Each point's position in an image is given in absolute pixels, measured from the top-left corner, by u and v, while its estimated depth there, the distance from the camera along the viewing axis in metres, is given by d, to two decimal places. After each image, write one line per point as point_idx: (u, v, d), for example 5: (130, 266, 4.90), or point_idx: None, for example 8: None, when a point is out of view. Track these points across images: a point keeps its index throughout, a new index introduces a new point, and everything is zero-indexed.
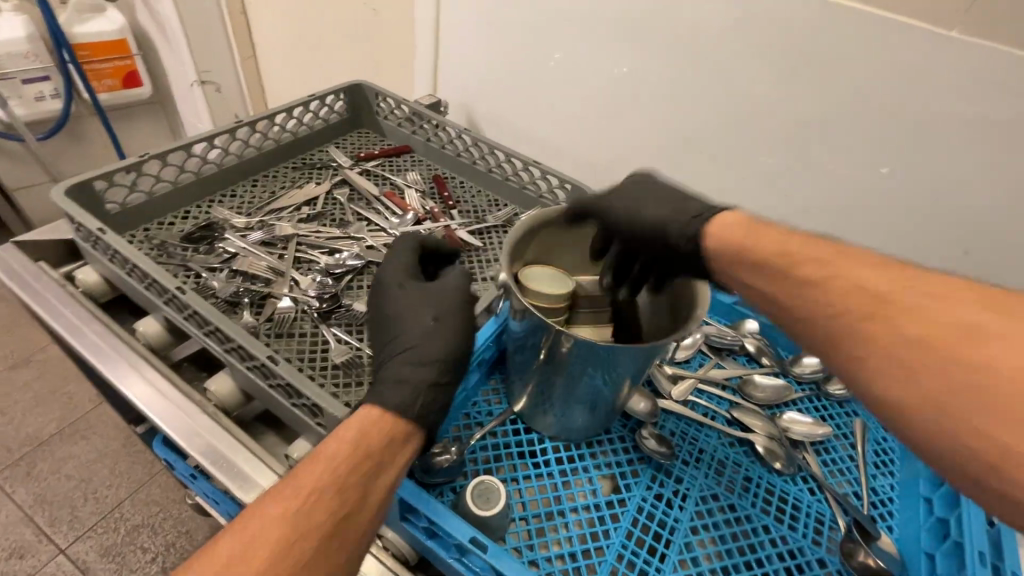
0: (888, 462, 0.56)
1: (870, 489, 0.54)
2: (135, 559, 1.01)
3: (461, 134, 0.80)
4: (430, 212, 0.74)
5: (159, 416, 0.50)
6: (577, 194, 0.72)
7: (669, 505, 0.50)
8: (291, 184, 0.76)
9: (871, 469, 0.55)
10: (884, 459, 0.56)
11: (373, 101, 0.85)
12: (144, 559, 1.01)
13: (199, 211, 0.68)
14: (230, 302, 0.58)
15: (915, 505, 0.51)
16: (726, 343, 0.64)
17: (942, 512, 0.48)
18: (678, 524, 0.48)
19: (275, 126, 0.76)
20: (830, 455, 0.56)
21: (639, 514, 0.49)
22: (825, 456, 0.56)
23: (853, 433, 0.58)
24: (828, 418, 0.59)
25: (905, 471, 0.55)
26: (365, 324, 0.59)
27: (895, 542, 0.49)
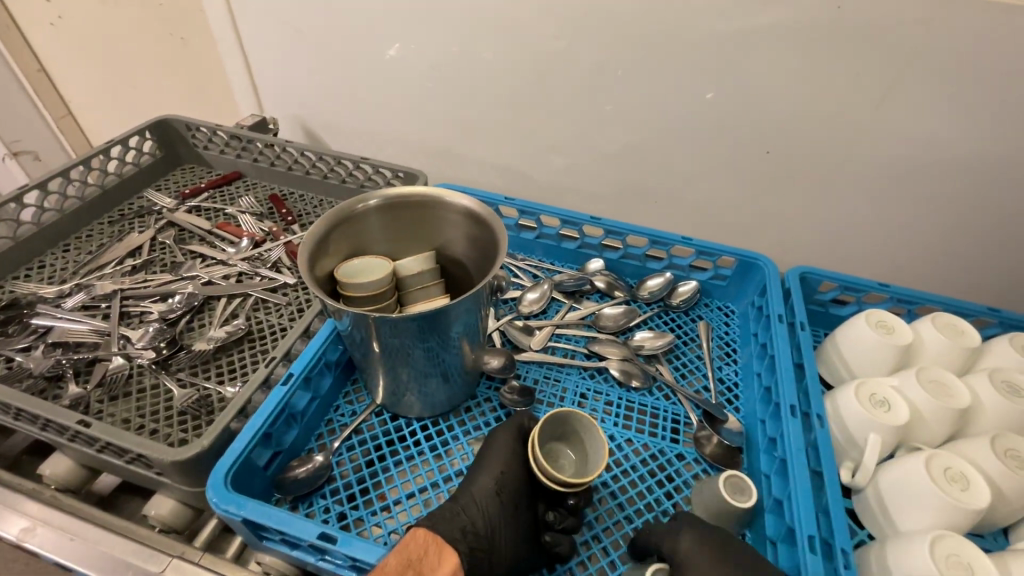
0: (732, 351, 0.62)
1: (718, 380, 0.59)
2: None
3: (286, 148, 0.78)
4: (269, 232, 0.72)
5: None
6: (411, 179, 0.73)
7: None
8: (110, 239, 0.71)
9: (718, 362, 0.61)
10: (727, 349, 0.62)
11: (186, 134, 0.81)
12: None
13: (3, 292, 0.63)
14: (51, 378, 0.53)
15: (753, 382, 0.57)
16: (577, 286, 0.67)
17: (767, 381, 0.54)
18: None
19: (74, 183, 0.70)
20: (681, 360, 0.61)
21: None
22: (678, 362, 0.61)
23: (698, 336, 0.63)
24: (675, 328, 0.64)
25: (744, 355, 0.61)
26: (212, 361, 0.57)
27: (741, 419, 0.55)
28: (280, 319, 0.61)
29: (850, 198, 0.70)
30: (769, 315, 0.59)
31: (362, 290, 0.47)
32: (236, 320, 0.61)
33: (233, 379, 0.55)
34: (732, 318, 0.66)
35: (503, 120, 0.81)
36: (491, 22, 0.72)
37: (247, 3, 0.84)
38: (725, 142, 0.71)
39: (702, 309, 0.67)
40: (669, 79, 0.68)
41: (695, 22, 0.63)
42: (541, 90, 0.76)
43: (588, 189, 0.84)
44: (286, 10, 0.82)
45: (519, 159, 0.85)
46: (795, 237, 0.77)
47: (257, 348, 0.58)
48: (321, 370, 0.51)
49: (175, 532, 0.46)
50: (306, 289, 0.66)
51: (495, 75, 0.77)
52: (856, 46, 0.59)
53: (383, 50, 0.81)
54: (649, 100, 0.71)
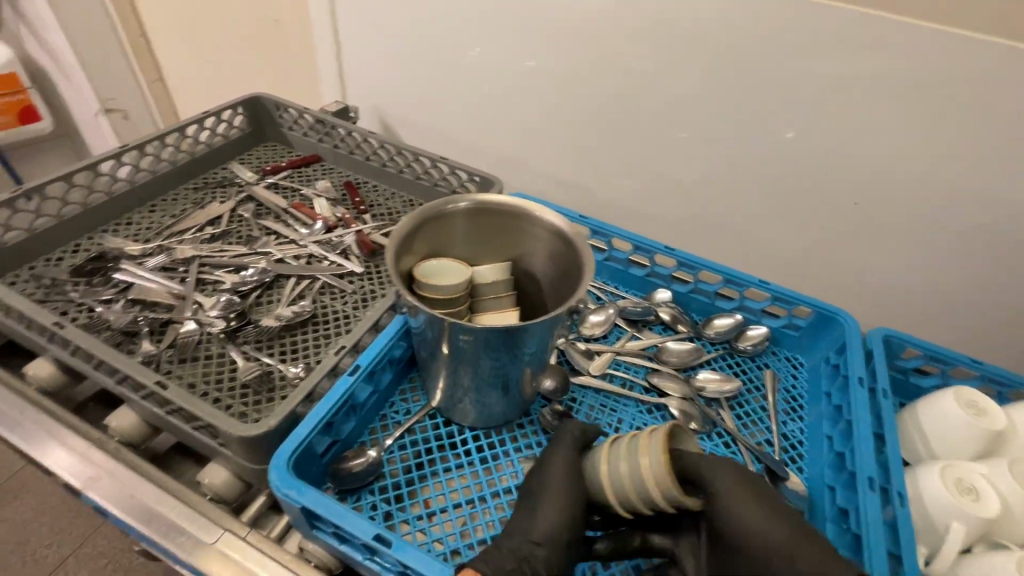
0: (798, 407, 0.59)
1: (781, 435, 0.56)
2: None
3: (367, 138, 0.79)
4: (342, 219, 0.73)
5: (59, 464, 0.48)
6: (486, 185, 0.73)
7: None
8: (194, 204, 0.73)
9: (782, 416, 0.58)
10: (793, 405, 0.59)
11: (275, 113, 0.83)
12: None
13: (92, 243, 0.65)
14: (127, 333, 0.55)
15: (820, 443, 0.54)
16: (641, 315, 0.65)
17: (840, 446, 0.51)
18: None
19: (168, 147, 0.73)
20: (744, 408, 0.58)
21: None
22: (739, 410, 0.58)
23: (764, 385, 0.61)
24: (740, 374, 0.61)
25: (813, 413, 0.58)
26: (277, 338, 0.58)
27: (805, 481, 0.52)
28: (344, 306, 0.62)
29: (942, 264, 0.66)
30: (848, 376, 0.56)
31: (437, 291, 0.47)
32: (303, 301, 0.62)
33: (295, 360, 0.56)
34: (800, 372, 0.63)
35: (581, 136, 0.81)
36: (588, 36, 0.71)
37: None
38: (814, 189, 0.68)
39: (769, 357, 0.64)
40: (765, 116, 0.66)
41: (804, 60, 0.60)
42: (626, 113, 0.74)
43: (657, 216, 0.82)
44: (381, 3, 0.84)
45: (591, 177, 0.84)
46: (874, 296, 0.73)
47: (321, 332, 0.59)
48: (388, 362, 0.51)
49: (225, 501, 0.47)
50: (371, 281, 0.66)
51: (580, 90, 0.76)
52: (982, 106, 0.55)
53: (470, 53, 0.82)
54: (738, 136, 0.69)
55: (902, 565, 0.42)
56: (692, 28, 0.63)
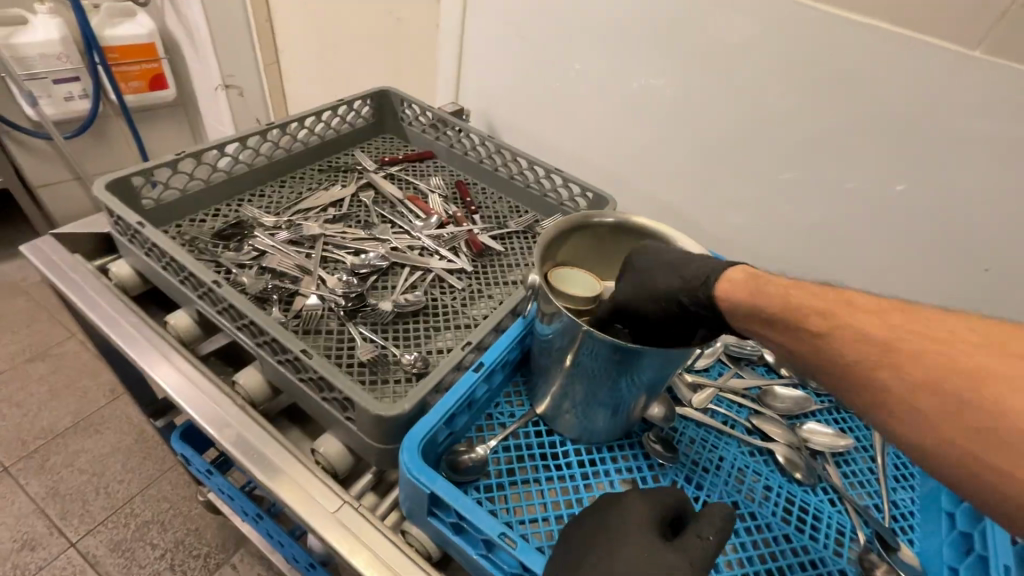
0: (909, 476, 0.56)
1: (891, 503, 0.53)
2: (144, 555, 1.08)
3: (484, 142, 0.81)
4: (453, 216, 0.75)
5: (188, 408, 0.51)
6: (598, 202, 0.73)
7: None
8: (318, 185, 0.77)
9: (893, 482, 0.55)
10: (905, 473, 0.56)
11: (399, 108, 0.87)
12: (153, 556, 1.09)
13: (229, 210, 0.70)
14: (260, 298, 0.59)
15: (937, 519, 0.51)
16: (746, 354, 0.64)
17: (965, 525, 0.48)
18: None
19: (304, 129, 0.78)
20: (851, 467, 0.56)
21: None
22: (846, 468, 0.56)
23: (873, 446, 0.58)
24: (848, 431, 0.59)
25: (927, 485, 0.54)
26: (390, 323, 0.60)
27: (917, 555, 0.49)
28: (453, 302, 0.64)
29: None
30: None
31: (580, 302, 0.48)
32: (416, 291, 0.64)
33: (408, 346, 0.58)
34: None
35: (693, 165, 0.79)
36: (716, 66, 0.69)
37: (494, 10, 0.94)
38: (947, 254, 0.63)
39: None
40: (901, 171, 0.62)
41: (957, 119, 0.56)
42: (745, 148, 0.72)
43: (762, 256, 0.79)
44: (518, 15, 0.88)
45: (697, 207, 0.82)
46: None
47: (432, 323, 0.61)
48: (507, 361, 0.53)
49: (333, 473, 0.49)
50: (479, 280, 0.68)
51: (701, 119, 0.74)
52: None
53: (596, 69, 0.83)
54: (866, 187, 0.65)
55: None
56: (835, 73, 0.61)
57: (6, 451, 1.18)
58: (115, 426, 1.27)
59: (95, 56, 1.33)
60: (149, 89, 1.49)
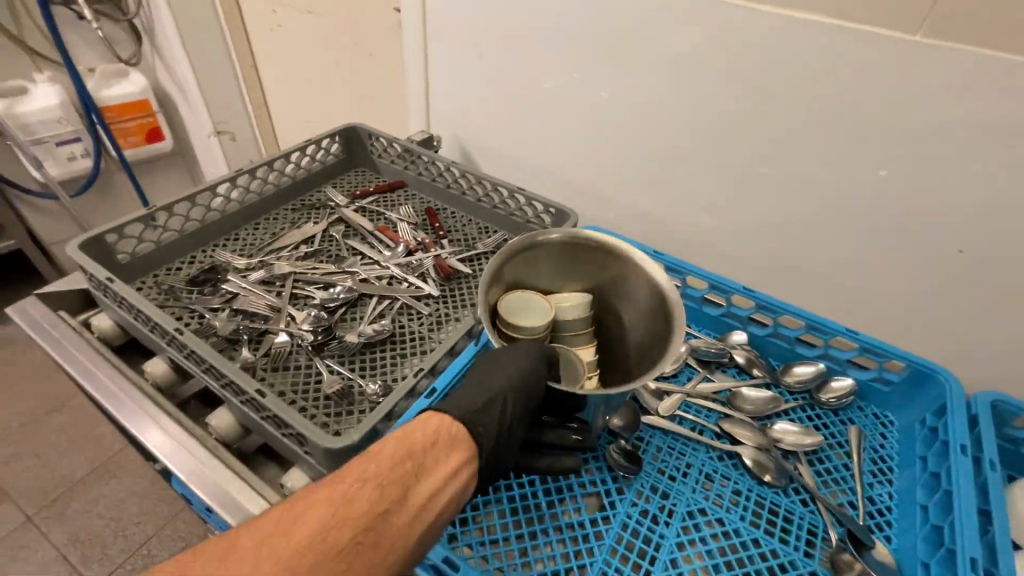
0: (887, 469, 0.55)
1: (867, 499, 0.52)
2: None
3: (449, 168, 0.83)
4: (422, 243, 0.77)
5: (161, 453, 0.53)
6: (561, 217, 0.74)
7: (655, 521, 0.50)
8: (291, 224, 0.80)
9: (869, 478, 0.54)
10: (881, 467, 0.55)
11: (367, 141, 0.90)
12: None
13: (205, 256, 0.73)
14: (230, 339, 0.61)
15: (912, 513, 0.50)
16: (715, 357, 0.64)
17: (937, 518, 0.47)
18: (664, 541, 0.48)
19: (275, 172, 0.81)
20: (825, 464, 0.55)
21: (624, 531, 0.49)
22: (819, 466, 0.55)
23: (848, 442, 0.57)
24: (822, 428, 0.58)
25: (904, 479, 0.53)
26: (357, 354, 0.62)
27: (892, 552, 0.48)
28: (420, 328, 0.65)
29: None
30: (948, 442, 0.51)
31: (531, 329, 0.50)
32: (383, 320, 0.66)
33: (374, 376, 0.59)
34: (890, 431, 0.58)
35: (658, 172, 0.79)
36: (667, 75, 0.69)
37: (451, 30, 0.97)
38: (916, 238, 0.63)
39: (854, 412, 0.60)
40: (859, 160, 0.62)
41: (905, 105, 0.56)
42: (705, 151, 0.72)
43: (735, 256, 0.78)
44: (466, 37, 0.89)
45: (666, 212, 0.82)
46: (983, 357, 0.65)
47: (398, 351, 0.62)
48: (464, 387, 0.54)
49: None
50: (447, 304, 0.69)
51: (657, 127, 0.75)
52: None
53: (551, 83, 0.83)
54: (828, 180, 0.65)
55: None
56: (780, 71, 0.61)
57: (29, 502, 1.23)
58: (130, 470, 1.30)
59: (93, 116, 1.40)
60: (146, 142, 1.55)
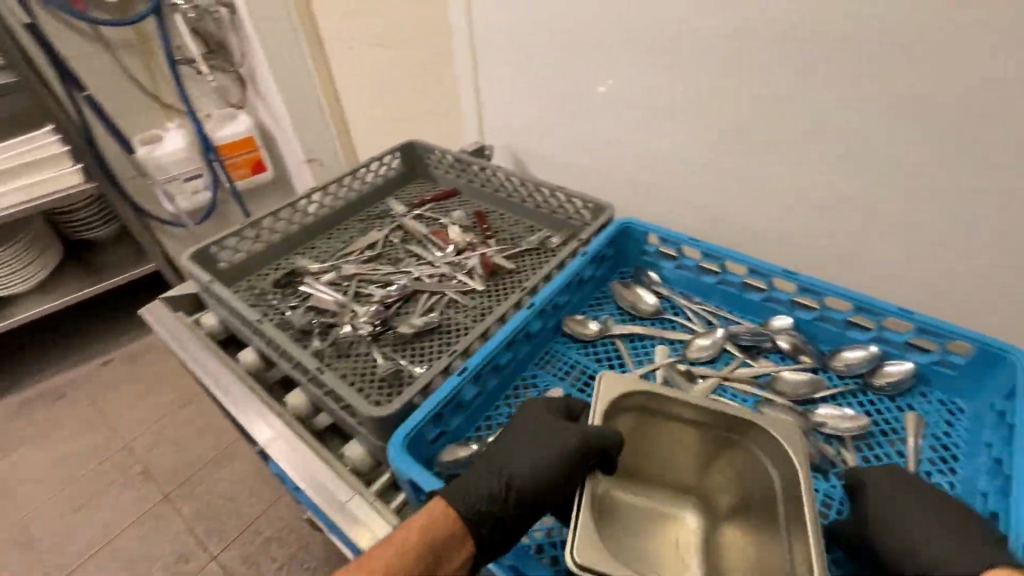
0: (956, 404, 0.55)
1: (935, 434, 0.53)
2: (266, 566, 1.15)
3: (498, 173, 0.89)
4: (470, 243, 0.83)
5: (238, 404, 0.63)
6: (600, 212, 0.78)
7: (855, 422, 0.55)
8: (358, 233, 0.89)
9: (937, 404, 0.55)
10: (948, 417, 0.54)
11: (425, 156, 0.98)
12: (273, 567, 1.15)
13: (288, 263, 0.84)
14: (305, 331, 0.70)
15: (977, 452, 0.50)
16: (817, 299, 0.61)
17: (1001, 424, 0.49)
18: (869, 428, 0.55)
19: (343, 187, 0.91)
20: (871, 399, 0.57)
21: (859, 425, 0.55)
22: (865, 397, 0.57)
23: (905, 358, 0.57)
24: (884, 335, 0.58)
25: (974, 406, 0.54)
26: (408, 344, 0.68)
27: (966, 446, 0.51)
28: (466, 319, 0.71)
29: None
30: (1013, 425, 0.47)
31: (722, 468, 0.51)
32: (433, 313, 0.72)
33: (420, 361, 0.65)
34: (957, 418, 0.54)
35: (896, 130, 0.57)
36: (889, 39, 0.52)
37: (534, 154, 0.97)
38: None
39: (915, 399, 0.56)
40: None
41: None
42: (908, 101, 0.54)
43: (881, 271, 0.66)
44: (623, 78, 0.75)
45: (833, 177, 0.63)
46: None
47: (445, 340, 0.68)
48: (604, 261, 0.72)
49: (357, 471, 0.58)
50: (492, 296, 0.75)
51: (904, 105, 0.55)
52: None
53: (746, 81, 0.64)
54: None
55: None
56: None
57: (157, 485, 1.31)
58: (248, 472, 1.32)
59: (207, 153, 1.51)
60: (252, 174, 1.59)
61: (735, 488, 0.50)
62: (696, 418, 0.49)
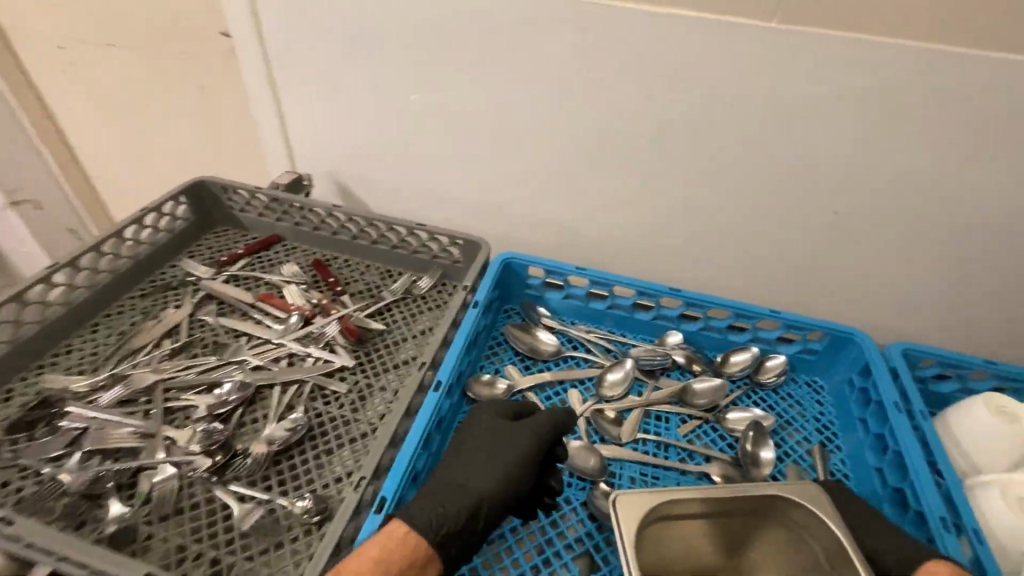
0: (817, 383, 0.63)
1: (814, 416, 0.60)
2: None
3: (334, 213, 0.73)
4: (318, 306, 0.66)
5: None
6: (471, 248, 0.69)
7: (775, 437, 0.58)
8: (144, 317, 0.64)
9: (806, 388, 0.62)
10: (817, 396, 0.62)
11: (225, 197, 0.75)
12: None
13: (30, 386, 0.55)
14: (91, 495, 0.46)
15: (852, 425, 0.57)
16: (701, 311, 0.64)
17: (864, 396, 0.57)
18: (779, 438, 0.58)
19: (105, 256, 0.63)
20: (759, 393, 0.62)
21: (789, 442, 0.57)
22: (755, 394, 0.62)
23: (775, 350, 0.63)
24: (758, 337, 0.63)
25: (832, 382, 0.62)
26: (270, 466, 0.51)
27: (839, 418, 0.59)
28: (341, 410, 0.56)
29: (964, 267, 0.60)
30: (881, 403, 0.54)
31: (762, 545, 0.41)
32: (293, 414, 0.55)
33: (297, 490, 0.49)
34: (824, 397, 0.62)
35: (758, 142, 0.58)
36: (747, 54, 0.53)
37: (368, 184, 0.79)
38: (1014, 189, 0.54)
39: (791, 386, 0.63)
40: (919, 147, 0.54)
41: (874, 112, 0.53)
42: (769, 113, 0.56)
43: (750, 274, 0.69)
44: (471, 89, 0.64)
45: (700, 193, 0.64)
46: (912, 292, 0.64)
47: (321, 447, 0.52)
48: (491, 304, 0.64)
49: None
50: (366, 372, 0.60)
51: (765, 117, 0.56)
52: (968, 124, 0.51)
53: (613, 94, 0.59)
54: (930, 164, 0.55)
55: (942, 474, 0.48)
56: (903, 68, 0.50)
57: None
58: None
59: None
60: None
61: (782, 564, 0.40)
62: (713, 513, 0.39)
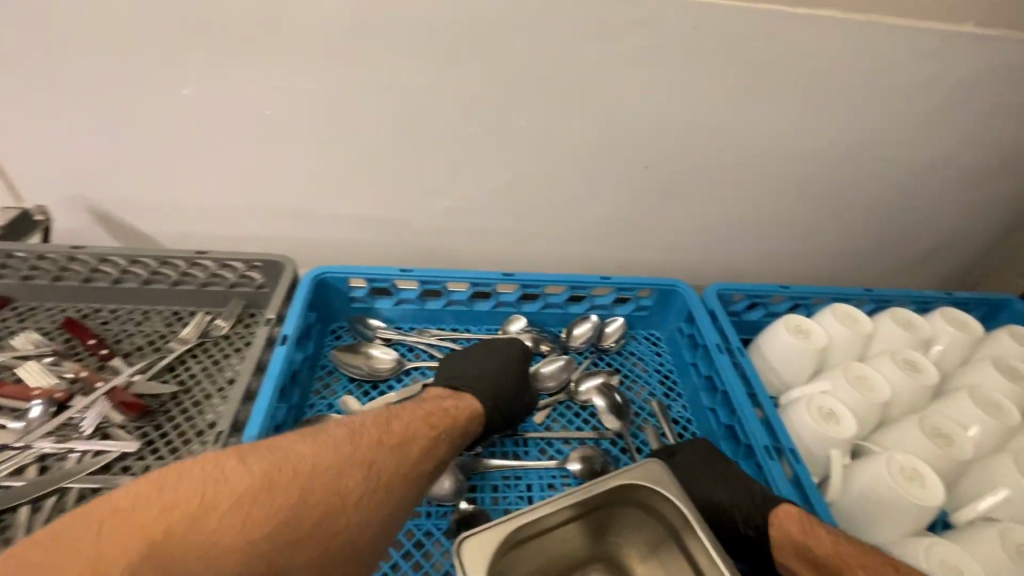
0: (654, 335, 0.66)
1: (654, 369, 0.62)
2: None
3: (80, 255, 0.57)
4: (75, 380, 0.51)
5: None
6: (273, 269, 0.59)
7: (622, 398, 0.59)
8: None
9: (644, 342, 0.65)
10: (655, 348, 0.65)
11: None
12: None
13: None
14: None
15: (687, 370, 0.61)
16: (537, 290, 0.62)
17: (692, 341, 0.61)
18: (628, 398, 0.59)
19: None
20: (605, 359, 0.63)
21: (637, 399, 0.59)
22: (601, 361, 0.62)
23: (612, 314, 0.64)
24: (594, 305, 0.64)
25: (665, 331, 0.65)
26: None
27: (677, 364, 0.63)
28: None
29: (757, 203, 0.66)
30: (705, 345, 0.58)
31: (627, 530, 0.41)
32: None
33: None
34: (660, 347, 0.65)
35: (565, 110, 0.56)
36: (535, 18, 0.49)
37: (121, 212, 0.62)
38: (789, 127, 0.59)
39: (632, 344, 0.65)
40: (708, 99, 0.56)
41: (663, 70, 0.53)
42: (575, 73, 0.53)
43: (586, 240, 0.69)
44: (230, 80, 0.51)
45: (518, 169, 0.61)
46: (722, 232, 0.70)
47: None
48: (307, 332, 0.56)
49: None
50: (159, 449, 0.48)
51: (571, 78, 0.53)
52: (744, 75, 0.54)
53: (410, 69, 0.52)
54: (719, 113, 0.57)
55: (760, 401, 0.53)
56: (683, 18, 0.50)
57: None
58: None
59: None
60: None
61: (643, 539, 0.40)
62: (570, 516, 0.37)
